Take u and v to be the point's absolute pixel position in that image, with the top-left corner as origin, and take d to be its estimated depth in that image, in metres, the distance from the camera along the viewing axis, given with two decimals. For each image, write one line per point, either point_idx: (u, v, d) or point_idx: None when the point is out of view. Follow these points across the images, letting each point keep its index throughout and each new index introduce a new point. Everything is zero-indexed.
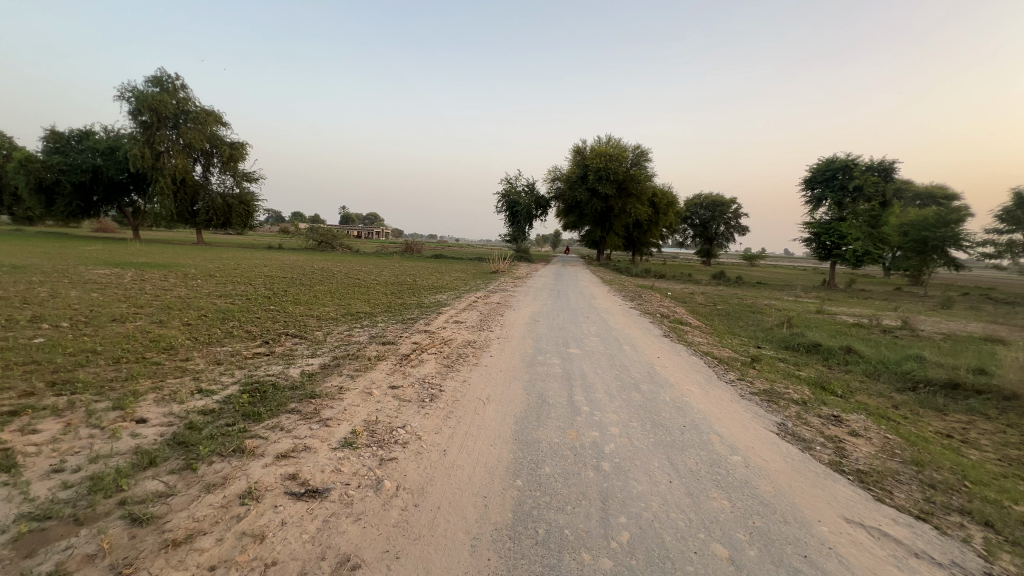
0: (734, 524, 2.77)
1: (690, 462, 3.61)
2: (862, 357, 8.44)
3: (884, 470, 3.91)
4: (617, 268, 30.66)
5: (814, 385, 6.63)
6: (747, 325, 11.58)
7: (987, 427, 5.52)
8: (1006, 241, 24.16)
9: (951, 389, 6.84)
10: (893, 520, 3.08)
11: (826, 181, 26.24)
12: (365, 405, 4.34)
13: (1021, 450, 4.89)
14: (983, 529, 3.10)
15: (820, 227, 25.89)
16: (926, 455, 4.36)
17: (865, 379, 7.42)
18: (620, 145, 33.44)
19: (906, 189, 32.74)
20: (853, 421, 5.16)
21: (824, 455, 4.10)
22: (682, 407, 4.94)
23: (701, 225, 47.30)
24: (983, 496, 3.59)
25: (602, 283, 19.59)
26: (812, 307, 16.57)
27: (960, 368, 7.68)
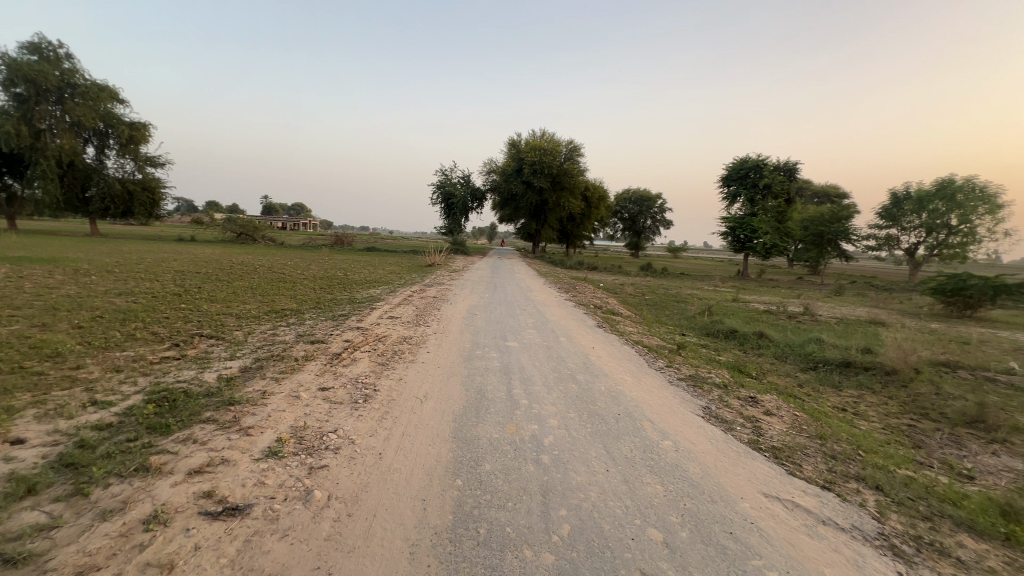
0: (667, 508, 2.89)
1: (625, 449, 3.73)
2: (772, 341, 9.25)
3: (794, 445, 4.29)
4: (553, 261, 31.28)
5: (733, 368, 7.17)
6: (673, 314, 12.25)
7: (873, 400, 6.26)
8: (885, 235, 27.53)
9: (845, 367, 7.68)
10: (803, 492, 3.37)
11: (740, 179, 28.47)
12: (293, 410, 4.06)
13: (900, 418, 5.59)
14: (875, 493, 3.49)
15: (735, 222, 27.98)
16: (827, 428, 4.84)
17: (775, 361, 8.15)
18: (554, 140, 34.04)
19: (806, 188, 36.31)
20: (766, 401, 5.63)
21: (744, 435, 4.42)
22: (616, 396, 5.12)
23: (630, 219, 49.48)
24: (873, 463, 4.04)
25: (537, 276, 19.86)
26: (728, 295, 17.89)
27: (851, 348, 8.65)
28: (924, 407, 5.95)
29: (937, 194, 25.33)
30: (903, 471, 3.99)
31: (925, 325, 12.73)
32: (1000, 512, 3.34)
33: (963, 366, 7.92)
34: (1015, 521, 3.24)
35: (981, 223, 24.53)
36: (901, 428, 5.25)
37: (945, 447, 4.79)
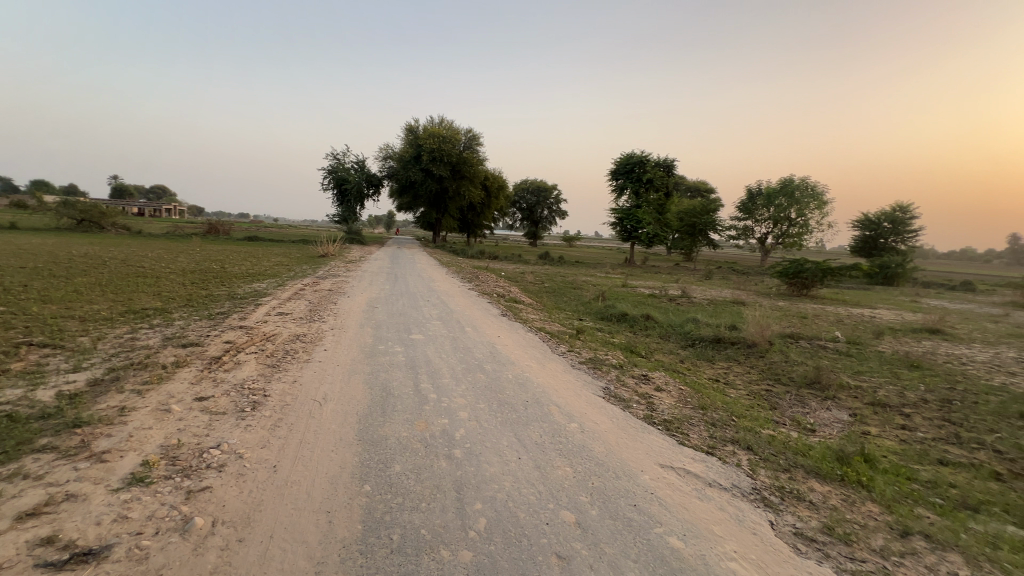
0: (577, 489, 3.01)
1: (535, 436, 3.81)
2: (657, 322, 10.16)
3: (681, 416, 4.74)
4: (454, 250, 31.00)
5: (626, 349, 7.74)
6: (571, 301, 12.85)
7: (739, 370, 7.19)
8: (742, 227, 31.62)
9: (716, 342, 8.69)
10: (692, 459, 3.73)
11: (627, 173, 30.68)
12: (162, 426, 3.51)
13: (760, 384, 6.47)
14: (747, 452, 3.99)
15: (623, 213, 30.09)
16: (707, 399, 5.42)
17: (660, 340, 8.96)
18: (453, 127, 33.61)
19: (681, 183, 40.29)
20: (656, 378, 6.17)
21: (640, 411, 4.79)
22: (523, 383, 5.23)
23: (528, 209, 50.84)
24: (743, 426, 4.62)
25: (439, 266, 19.55)
26: (618, 281, 19.25)
27: (721, 326, 9.83)
28: (777, 373, 6.96)
29: (781, 190, 29.60)
30: (766, 431, 4.62)
31: (774, 303, 14.89)
32: (836, 457, 4.02)
33: (803, 337, 9.40)
34: (847, 463, 3.93)
35: (813, 217, 29.44)
36: (761, 393, 6.10)
37: (794, 405, 5.66)
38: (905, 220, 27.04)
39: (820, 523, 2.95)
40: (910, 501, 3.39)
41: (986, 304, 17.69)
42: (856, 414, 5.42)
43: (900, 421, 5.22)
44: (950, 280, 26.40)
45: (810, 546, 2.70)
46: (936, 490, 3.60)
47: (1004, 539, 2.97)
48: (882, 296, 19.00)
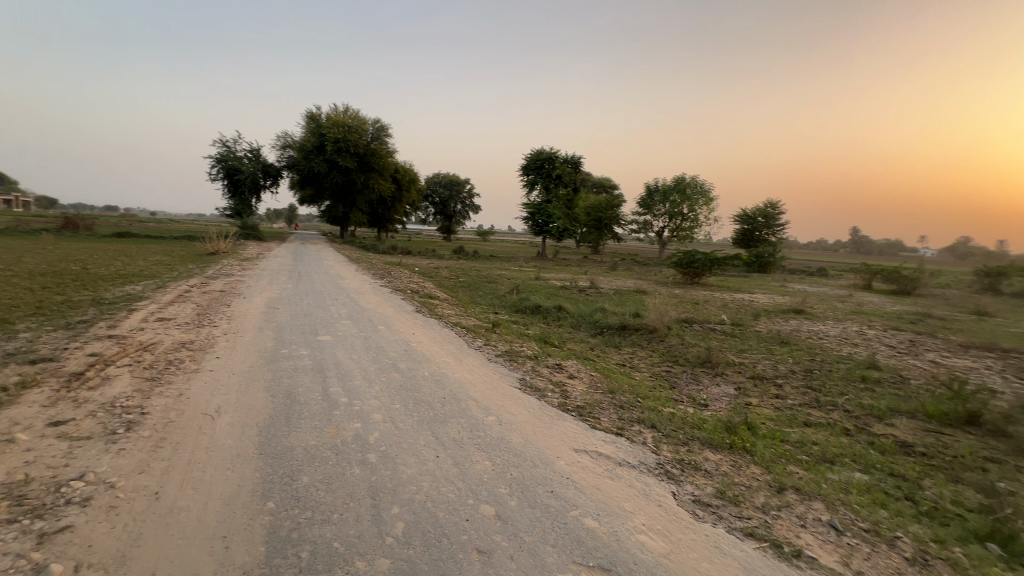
0: (496, 481, 3.03)
1: (454, 432, 3.77)
2: (568, 313, 10.57)
3: (592, 401, 4.99)
4: (364, 246, 29.63)
5: (540, 340, 7.96)
6: (486, 294, 12.89)
7: (643, 354, 7.74)
8: (643, 221, 33.96)
9: (622, 329, 9.27)
10: (603, 441, 3.93)
11: (537, 169, 31.47)
12: (4, 461, 2.92)
13: (661, 366, 7.02)
14: (651, 430, 4.30)
15: (534, 208, 30.80)
16: (615, 383, 5.75)
17: (572, 330, 9.34)
18: (359, 116, 32.01)
19: (588, 180, 42.25)
20: (569, 366, 6.43)
21: (554, 399, 4.95)
22: (440, 380, 5.14)
23: (441, 203, 50.08)
24: (647, 406, 4.98)
25: (348, 262, 18.54)
26: (531, 274, 19.70)
27: (626, 314, 10.49)
28: (675, 355, 7.59)
29: (675, 187, 32.22)
30: (667, 409, 5.02)
31: (672, 291, 16.20)
32: (725, 427, 4.48)
33: (696, 321, 10.35)
34: (734, 432, 4.40)
35: (701, 212, 32.52)
36: (662, 374, 6.62)
37: (689, 384, 6.23)
38: (774, 216, 30.90)
39: (714, 489, 3.27)
40: (783, 460, 3.89)
41: (836, 287, 20.82)
42: (741, 387, 6.09)
43: (774, 391, 5.97)
44: (809, 267, 30.70)
45: (706, 511, 2.98)
46: (803, 448, 4.16)
47: (853, 484, 3.52)
48: (758, 282, 21.52)
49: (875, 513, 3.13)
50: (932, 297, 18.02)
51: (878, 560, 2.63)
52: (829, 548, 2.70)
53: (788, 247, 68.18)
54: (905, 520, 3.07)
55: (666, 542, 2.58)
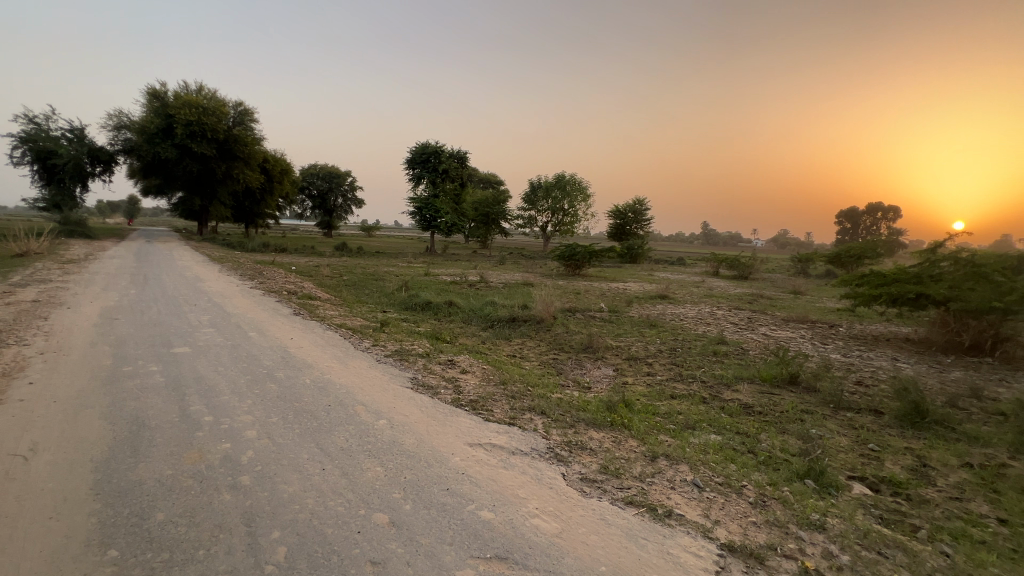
0: (389, 487, 2.93)
1: (341, 441, 3.54)
2: (459, 308, 10.58)
3: (485, 394, 5.07)
4: (229, 243, 26.35)
5: (432, 337, 7.85)
6: (373, 293, 12.30)
7: (532, 344, 8.07)
8: (528, 216, 35.19)
9: (512, 321, 9.54)
10: (497, 433, 4.02)
11: (423, 163, 30.84)
12: None
13: (549, 354, 7.39)
14: (542, 417, 4.50)
15: (421, 202, 30.15)
16: (506, 374, 5.91)
17: (463, 324, 9.36)
18: (216, 97, 28.25)
19: (474, 175, 42.51)
20: (461, 361, 6.45)
21: (447, 396, 4.92)
22: (324, 386, 4.79)
23: (319, 196, 46.49)
24: (537, 394, 5.20)
25: (207, 262, 16.33)
26: (420, 270, 19.28)
27: (515, 306, 10.81)
28: (561, 343, 8.04)
29: (556, 184, 33.90)
30: (555, 395, 5.29)
31: (557, 283, 17.07)
32: (607, 407, 4.86)
33: (579, 310, 11.06)
34: (614, 410, 4.80)
35: (580, 208, 34.73)
36: (550, 362, 6.97)
37: (574, 369, 6.64)
38: (642, 212, 34.16)
39: (598, 465, 3.53)
40: (655, 430, 4.34)
41: (692, 274, 23.77)
42: (618, 369, 6.66)
43: (646, 369, 6.64)
44: (671, 257, 34.61)
45: (592, 487, 3.21)
46: (670, 418, 4.69)
47: (709, 445, 4.07)
48: (630, 271, 23.67)
49: (726, 467, 3.65)
50: (763, 280, 21.50)
51: (730, 507, 3.07)
52: (693, 504, 3.09)
53: (653, 239, 76.21)
54: (748, 470, 3.63)
55: (558, 521, 2.73)
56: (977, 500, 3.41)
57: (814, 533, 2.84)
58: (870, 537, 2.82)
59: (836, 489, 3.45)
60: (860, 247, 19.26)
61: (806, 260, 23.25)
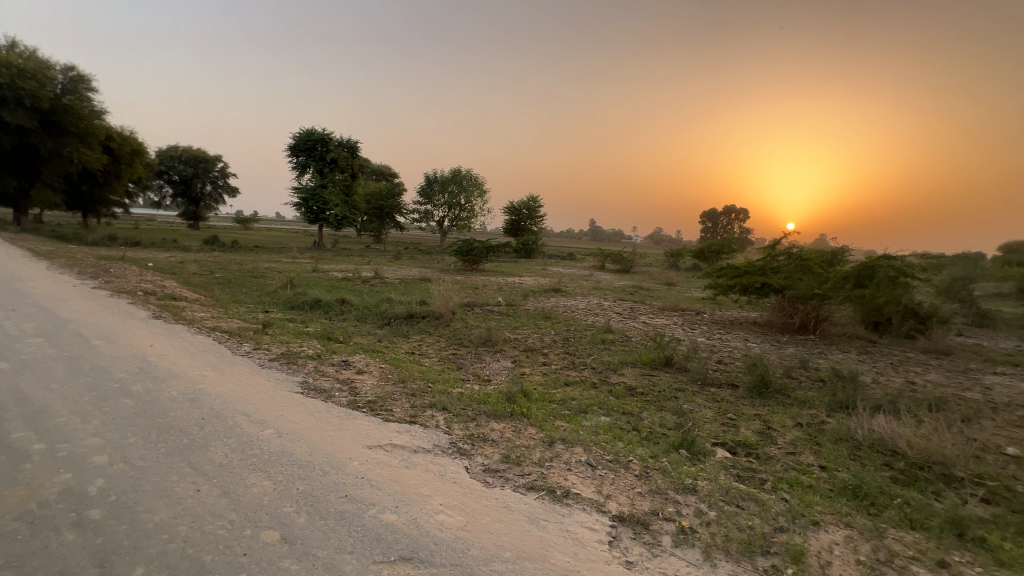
0: (279, 501, 2.70)
1: (219, 457, 3.18)
2: (353, 306, 10.04)
3: (384, 394, 4.90)
4: (60, 234, 21.88)
5: (322, 337, 7.35)
6: (251, 292, 11.14)
7: (431, 340, 7.96)
8: (424, 210, 34.42)
9: (409, 318, 9.30)
10: (397, 432, 3.92)
11: (308, 150, 28.51)
12: None
13: (448, 349, 7.36)
14: (444, 413, 4.48)
15: (307, 192, 27.90)
16: (405, 372, 5.76)
17: (357, 323, 8.91)
18: (37, 57, 23.23)
19: (367, 165, 40.44)
20: (357, 361, 6.15)
21: (342, 398, 4.67)
22: (196, 398, 4.25)
23: (182, 183, 40.68)
24: (437, 390, 5.15)
25: (28, 258, 13.39)
26: (307, 266, 17.90)
27: (413, 302, 10.56)
28: (460, 338, 8.05)
29: (452, 178, 33.69)
30: (456, 390, 5.29)
31: (455, 278, 16.97)
32: (507, 398, 4.99)
33: (477, 305, 11.16)
34: (513, 400, 4.95)
35: (476, 203, 34.98)
36: (450, 357, 6.95)
37: (474, 363, 6.70)
38: (535, 209, 35.41)
39: (500, 455, 3.62)
40: (552, 417, 4.57)
41: (581, 269, 25.30)
42: (516, 360, 6.86)
43: (542, 359, 6.94)
44: (562, 252, 36.49)
45: (495, 477, 3.29)
46: (565, 404, 4.98)
47: (600, 426, 4.40)
48: (526, 266, 24.45)
49: (615, 445, 3.99)
50: (642, 274, 23.65)
51: (619, 482, 3.36)
52: (588, 482, 3.32)
53: (546, 235, 79.48)
54: (633, 446, 4.00)
55: (463, 515, 2.75)
56: (806, 453, 4.15)
57: (688, 496, 3.23)
58: (731, 494, 3.29)
59: (704, 455, 3.95)
60: (718, 244, 22.09)
61: (676, 256, 26.10)
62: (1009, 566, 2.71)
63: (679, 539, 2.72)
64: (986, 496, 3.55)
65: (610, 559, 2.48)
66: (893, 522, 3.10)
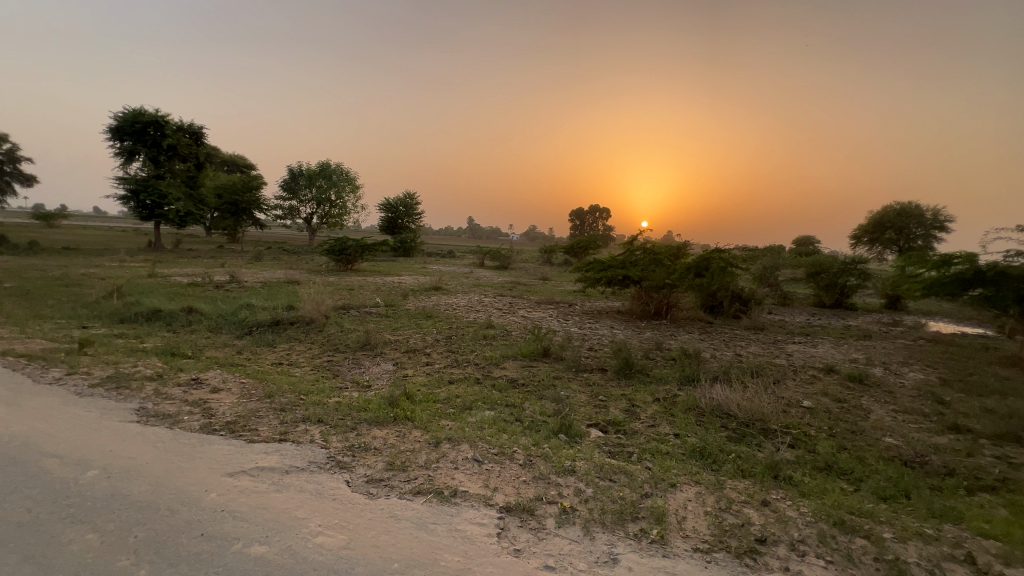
0: (111, 555, 2.25)
1: (18, 515, 2.53)
2: (203, 315, 8.74)
3: (246, 412, 4.36)
4: None
5: (165, 354, 6.29)
6: (60, 305, 9.04)
7: (302, 348, 7.31)
8: (289, 206, 31.30)
9: (275, 325, 8.41)
10: (264, 453, 3.53)
11: (136, 133, 23.85)
12: None
13: (322, 357, 6.84)
14: (319, 426, 4.16)
15: (136, 183, 23.51)
16: (272, 386, 5.20)
17: (209, 334, 7.78)
18: None
19: (215, 153, 35.42)
20: (210, 378, 5.37)
21: (194, 423, 4.06)
22: None
23: None
24: (311, 401, 4.75)
25: None
26: (138, 271, 15.09)
27: (278, 308, 9.55)
28: (335, 343, 7.53)
29: (320, 172, 31.23)
30: (332, 399, 4.94)
31: (327, 280, 15.76)
32: (389, 402, 4.80)
33: (353, 307, 10.52)
34: (396, 404, 4.78)
35: (348, 199, 33.03)
36: (324, 365, 6.45)
37: (352, 369, 6.32)
38: (412, 206, 34.58)
39: (384, 463, 3.47)
40: (437, 417, 4.51)
41: (461, 266, 25.42)
42: (398, 362, 6.64)
43: (425, 359, 6.83)
44: (441, 250, 36.30)
45: (379, 486, 3.15)
46: (450, 403, 4.96)
47: (485, 421, 4.47)
48: (404, 264, 23.87)
49: (500, 437, 4.09)
50: (519, 269, 24.57)
51: (505, 473, 3.46)
52: (475, 478, 3.36)
53: (424, 233, 78.19)
54: (517, 436, 4.14)
55: (345, 532, 2.59)
56: (663, 424, 4.72)
57: (568, 477, 3.45)
58: (605, 470, 3.59)
59: (580, 437, 4.26)
60: (586, 241, 23.93)
61: (550, 252, 27.64)
62: (808, 496, 3.40)
63: (561, 519, 2.89)
64: (792, 442, 4.42)
65: (499, 550, 2.55)
66: (729, 473, 3.69)
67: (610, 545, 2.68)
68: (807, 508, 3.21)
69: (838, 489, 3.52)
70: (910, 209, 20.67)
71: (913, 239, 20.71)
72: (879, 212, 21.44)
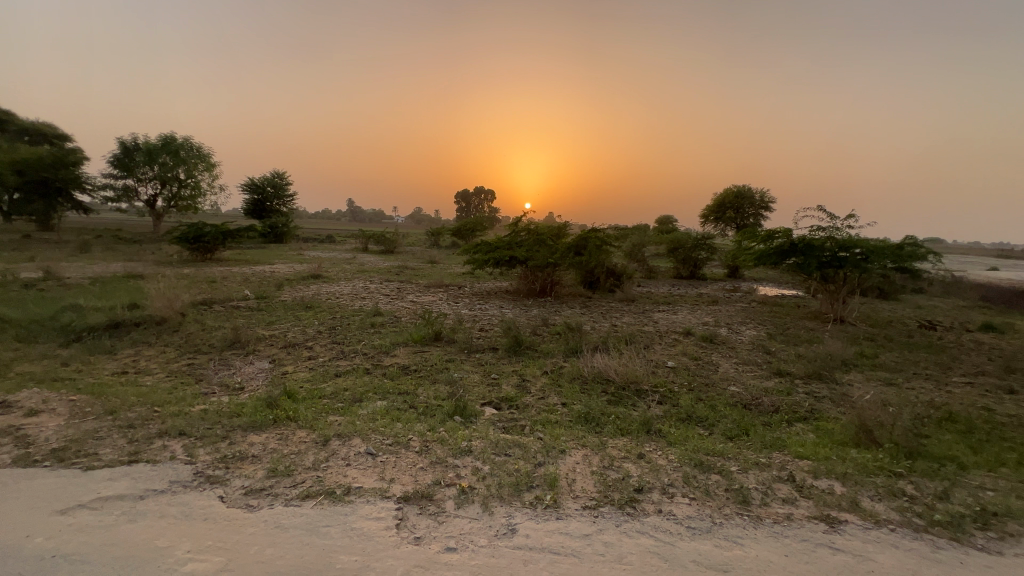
0: None
1: None
2: (7, 323, 7.01)
3: (80, 435, 3.65)
4: None
5: None
6: None
7: (152, 352, 6.29)
8: (123, 186, 26.33)
9: (114, 328, 7.10)
10: (108, 479, 3.01)
11: None
12: None
13: (179, 361, 5.95)
14: (181, 439, 3.64)
15: None
16: (114, 400, 4.40)
17: (19, 345, 6.30)
18: None
19: (7, 119, 28.15)
20: (25, 399, 4.38)
21: (3, 458, 3.27)
22: None
23: None
24: (168, 413, 4.14)
25: None
26: None
27: (116, 307, 8.05)
28: (196, 344, 6.62)
29: (162, 146, 26.70)
30: (196, 408, 4.36)
31: (180, 271, 13.68)
32: (266, 404, 4.38)
33: (216, 302, 9.30)
34: (275, 405, 4.38)
35: (202, 178, 28.81)
36: (182, 370, 5.63)
37: (219, 371, 5.62)
38: (282, 186, 31.45)
39: (264, 471, 3.18)
40: (324, 414, 4.24)
41: (343, 251, 23.97)
42: (276, 360, 6.07)
43: (307, 354, 6.35)
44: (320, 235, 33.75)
45: (260, 497, 2.88)
46: (337, 398, 4.69)
47: (377, 412, 4.32)
48: (278, 252, 21.76)
49: (394, 427, 3.98)
50: (406, 253, 23.88)
51: (400, 463, 3.39)
52: (369, 472, 3.25)
53: (298, 217, 71.72)
54: (412, 424, 4.08)
55: (223, 553, 2.34)
56: (552, 395, 5.01)
57: (465, 457, 3.51)
58: (500, 446, 3.71)
59: (475, 416, 4.34)
60: (473, 223, 24.03)
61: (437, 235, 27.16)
62: (674, 444, 3.90)
63: (460, 500, 2.94)
64: (660, 399, 5.00)
65: (399, 541, 2.51)
66: (611, 433, 4.06)
67: (508, 517, 2.79)
68: (674, 455, 3.68)
69: (697, 435, 4.09)
70: (745, 192, 24.26)
71: (747, 217, 24.45)
72: (722, 193, 24.76)
